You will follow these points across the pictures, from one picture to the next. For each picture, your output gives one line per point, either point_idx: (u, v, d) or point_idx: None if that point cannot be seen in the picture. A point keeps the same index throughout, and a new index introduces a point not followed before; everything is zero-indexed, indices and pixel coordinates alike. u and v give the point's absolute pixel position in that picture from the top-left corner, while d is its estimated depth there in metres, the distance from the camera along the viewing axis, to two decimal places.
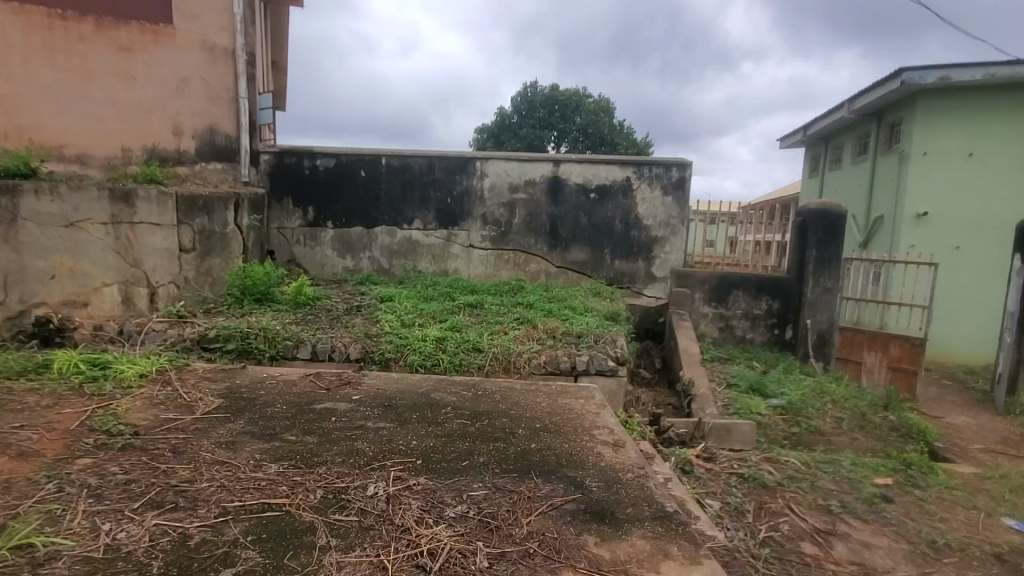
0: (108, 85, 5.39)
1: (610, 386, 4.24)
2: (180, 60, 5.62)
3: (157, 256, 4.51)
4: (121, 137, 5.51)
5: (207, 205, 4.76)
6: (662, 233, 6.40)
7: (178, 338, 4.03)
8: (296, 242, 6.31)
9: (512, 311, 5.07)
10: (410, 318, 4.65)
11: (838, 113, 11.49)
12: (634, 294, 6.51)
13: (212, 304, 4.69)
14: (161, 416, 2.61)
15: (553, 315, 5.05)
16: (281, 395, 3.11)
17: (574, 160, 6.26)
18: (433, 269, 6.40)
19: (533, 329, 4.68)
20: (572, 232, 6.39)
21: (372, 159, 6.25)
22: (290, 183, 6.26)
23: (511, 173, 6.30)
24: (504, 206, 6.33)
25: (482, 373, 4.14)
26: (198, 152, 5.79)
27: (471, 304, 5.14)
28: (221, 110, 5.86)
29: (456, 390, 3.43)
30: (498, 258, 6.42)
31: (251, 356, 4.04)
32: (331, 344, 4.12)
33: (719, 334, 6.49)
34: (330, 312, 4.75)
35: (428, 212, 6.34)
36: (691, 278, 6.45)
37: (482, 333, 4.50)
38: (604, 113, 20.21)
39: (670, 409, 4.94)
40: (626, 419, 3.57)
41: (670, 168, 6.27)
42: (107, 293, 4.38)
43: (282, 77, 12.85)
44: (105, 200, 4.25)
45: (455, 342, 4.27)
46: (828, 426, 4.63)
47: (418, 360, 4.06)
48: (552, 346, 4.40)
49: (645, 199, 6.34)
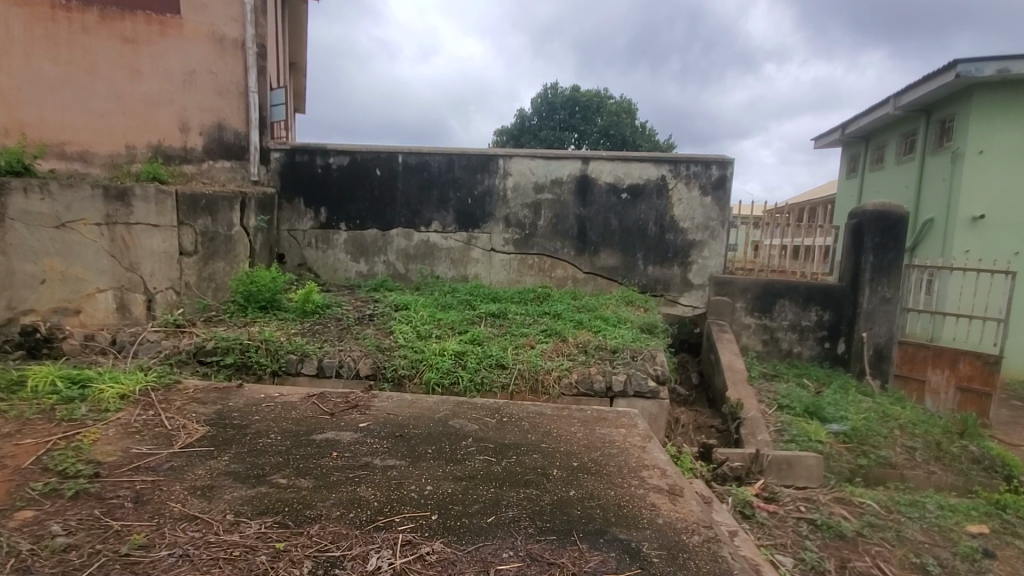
0: (112, 79, 5.09)
1: (651, 411, 3.75)
2: (187, 52, 5.30)
3: (155, 259, 4.16)
4: (125, 134, 5.20)
5: (210, 205, 4.40)
6: (700, 236, 5.89)
7: (173, 350, 3.67)
8: (307, 245, 5.95)
9: (538, 322, 4.61)
10: (426, 329, 4.22)
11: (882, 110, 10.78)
12: (668, 302, 6.01)
13: (214, 313, 4.34)
14: (132, 451, 2.20)
15: (584, 327, 4.58)
16: (278, 421, 2.69)
17: (604, 158, 5.79)
18: (452, 275, 5.99)
19: (562, 342, 4.22)
20: (602, 235, 5.92)
21: (388, 157, 5.86)
22: (302, 182, 5.90)
23: (536, 171, 5.85)
24: (529, 207, 5.89)
25: (506, 393, 3.69)
26: (206, 149, 5.47)
27: (493, 314, 4.69)
28: (230, 105, 5.54)
29: (478, 417, 2.98)
30: (522, 263, 5.98)
31: (251, 372, 3.65)
32: (338, 358, 3.72)
33: (762, 347, 5.94)
34: (340, 322, 4.36)
35: (446, 214, 5.93)
36: (732, 286, 5.87)
37: (506, 347, 4.05)
38: (626, 114, 19.68)
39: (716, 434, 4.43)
40: (678, 457, 3.17)
41: (710, 166, 5.77)
42: (101, 300, 4.04)
43: (299, 78, 12.67)
44: (99, 198, 3.92)
45: (476, 358, 3.83)
46: (900, 459, 4.13)
47: (434, 378, 3.63)
48: (584, 363, 3.94)
49: (682, 199, 5.83)
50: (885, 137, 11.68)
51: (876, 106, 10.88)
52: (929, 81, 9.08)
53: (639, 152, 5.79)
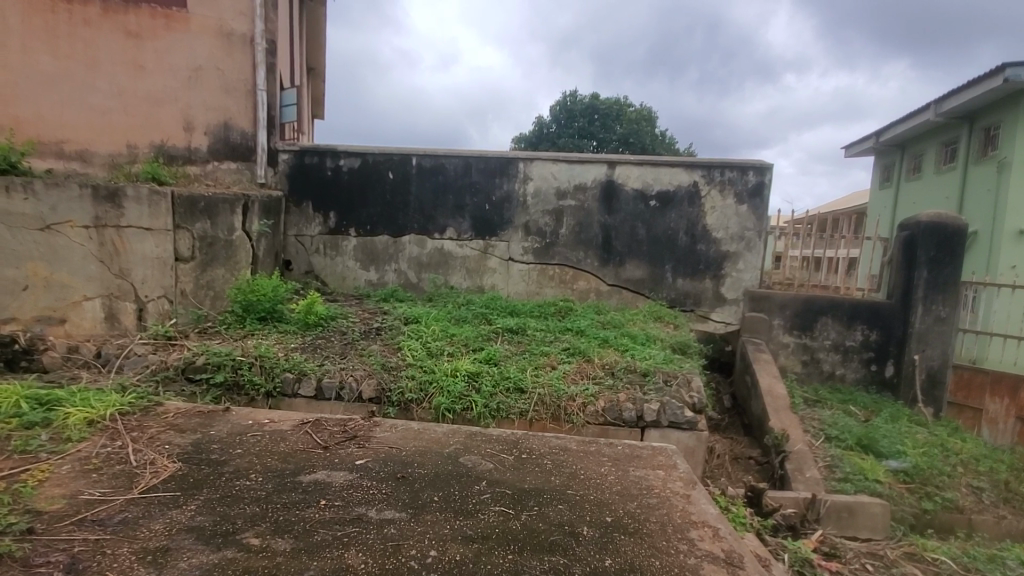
0: (114, 75, 4.86)
1: (688, 445, 3.32)
2: (193, 48, 5.03)
3: (147, 266, 3.87)
4: (126, 132, 4.95)
5: (210, 208, 4.09)
6: (735, 247, 5.45)
7: (160, 366, 3.35)
8: (314, 252, 5.64)
9: (559, 340, 4.21)
10: (438, 346, 3.85)
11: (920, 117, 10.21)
12: (699, 318, 5.56)
13: (210, 324, 4.01)
14: (81, 496, 1.85)
15: (610, 346, 4.16)
16: (261, 458, 2.33)
17: (631, 162, 5.39)
18: (468, 286, 5.62)
19: (586, 363, 3.81)
20: (628, 244, 5.51)
21: (401, 160, 5.53)
22: (310, 185, 5.57)
23: (559, 176, 5.47)
24: (550, 214, 5.51)
25: (524, 421, 3.31)
26: (210, 149, 5.19)
27: (510, 329, 4.30)
28: (236, 104, 5.22)
29: (492, 454, 2.58)
30: (541, 274, 5.59)
31: (243, 393, 3.31)
32: (339, 379, 3.36)
33: (802, 369, 5.43)
34: (344, 336, 4.00)
35: (462, 220, 5.57)
36: (769, 301, 5.39)
37: (525, 368, 3.66)
38: (646, 122, 19.25)
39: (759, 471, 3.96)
40: (727, 508, 2.68)
41: (747, 171, 5.34)
42: (88, 309, 3.75)
43: (317, 83, 12.53)
44: (87, 199, 3.63)
45: (491, 380, 3.44)
46: (968, 502, 3.65)
47: (445, 403, 3.25)
48: (612, 388, 3.51)
49: (715, 207, 5.41)
50: (924, 146, 11.07)
51: (914, 112, 10.31)
52: (973, 85, 8.54)
53: (669, 156, 5.39)
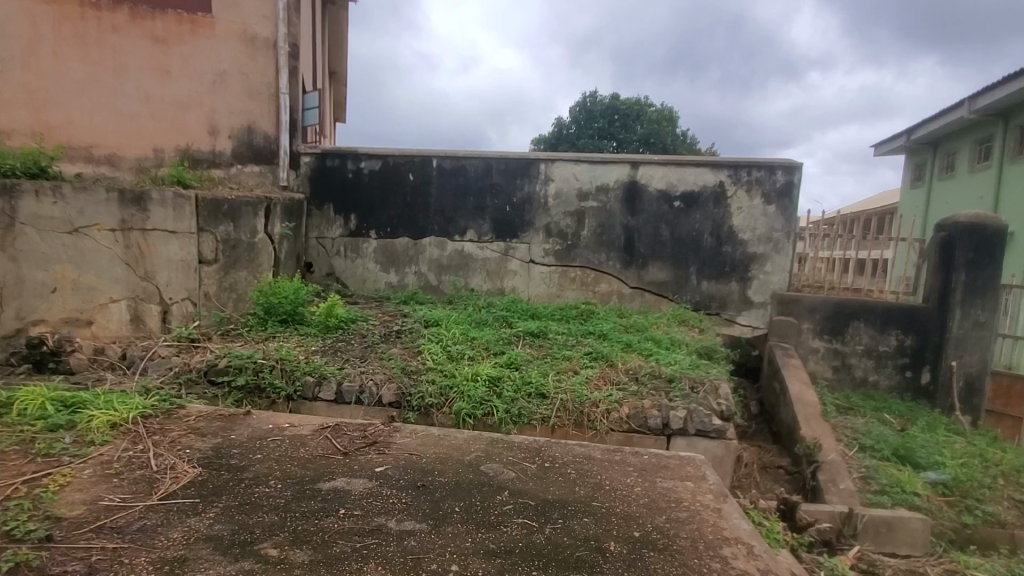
0: (141, 80, 4.93)
1: (715, 454, 3.20)
2: (218, 52, 5.07)
3: (172, 268, 3.89)
4: (152, 136, 5.02)
5: (233, 211, 4.11)
6: (762, 249, 5.29)
7: (183, 368, 3.37)
8: (335, 254, 5.64)
9: (581, 344, 4.12)
10: (457, 349, 3.80)
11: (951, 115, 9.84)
12: (725, 322, 5.41)
13: (232, 326, 4.03)
14: (101, 502, 1.84)
15: (633, 351, 4.05)
16: (280, 464, 2.29)
17: (655, 162, 5.28)
18: (488, 288, 5.57)
19: (610, 368, 3.71)
20: (651, 246, 5.39)
21: (422, 161, 5.50)
22: (331, 188, 5.58)
23: (581, 177, 5.38)
24: (572, 215, 5.43)
25: (546, 428, 3.23)
26: (234, 153, 5.24)
27: (532, 333, 4.23)
28: (260, 107, 5.24)
29: (513, 463, 2.51)
30: (563, 276, 5.50)
31: (264, 396, 3.30)
32: (359, 383, 3.33)
33: (833, 375, 5.23)
34: (365, 339, 3.98)
35: (483, 222, 5.52)
36: (798, 305, 5.21)
37: (547, 372, 3.58)
38: (666, 122, 19.00)
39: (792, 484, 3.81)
40: (763, 525, 2.52)
41: (775, 171, 5.19)
42: (114, 311, 3.80)
43: (339, 87, 12.66)
44: (114, 202, 3.68)
45: (513, 385, 3.38)
46: (1013, 517, 3.46)
47: (465, 408, 3.20)
48: (636, 395, 3.41)
49: (742, 208, 5.26)
50: (957, 144, 10.67)
51: (945, 111, 9.95)
52: (1006, 83, 8.20)
53: (694, 156, 5.27)
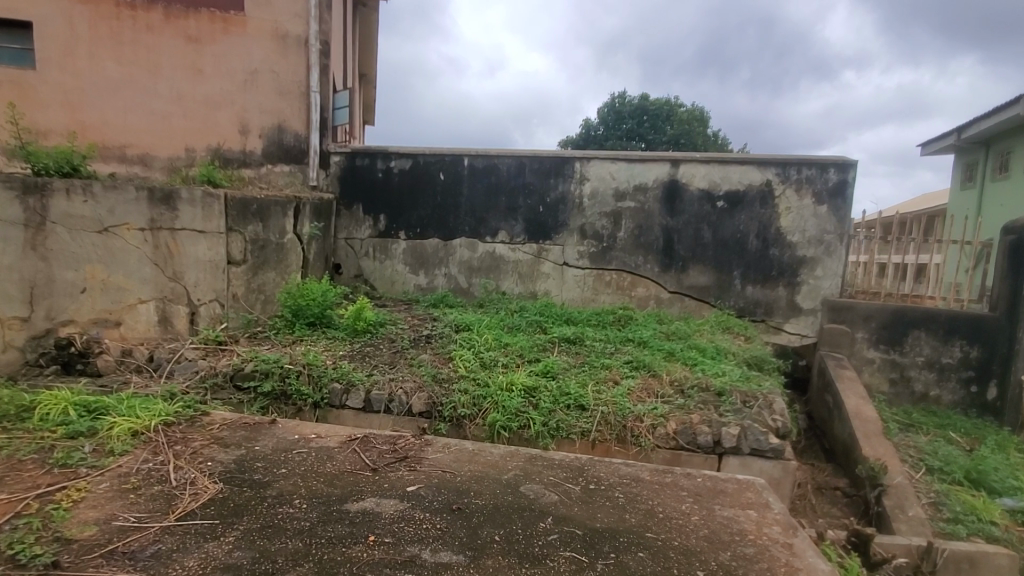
0: (174, 79, 4.91)
1: (772, 475, 2.93)
2: (249, 51, 5.02)
3: (200, 269, 3.80)
4: (183, 136, 4.99)
5: (262, 211, 4.02)
6: (813, 252, 4.96)
7: (209, 372, 3.27)
8: (364, 256, 5.53)
9: (620, 351, 3.89)
10: (490, 356, 3.62)
11: (1005, 113, 9.22)
12: (771, 329, 5.08)
13: (260, 329, 3.93)
14: (116, 523, 1.73)
15: (676, 360, 3.80)
16: (305, 481, 2.13)
17: (697, 160, 5.01)
18: (520, 291, 5.38)
19: (653, 379, 3.47)
20: (692, 249, 5.12)
21: (453, 160, 5.34)
22: (361, 188, 5.46)
23: (617, 176, 5.14)
24: (607, 216, 5.19)
25: (586, 443, 3.02)
26: (264, 152, 5.17)
27: (567, 339, 4.02)
28: (290, 106, 5.16)
29: (555, 484, 2.30)
30: (598, 279, 5.27)
31: (290, 403, 3.17)
32: (388, 391, 3.17)
33: (890, 388, 4.86)
34: (393, 344, 3.83)
35: (515, 223, 5.33)
36: (852, 312, 4.86)
37: (585, 383, 3.37)
38: (697, 123, 18.55)
39: (857, 509, 3.46)
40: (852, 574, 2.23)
41: (827, 169, 4.86)
42: (143, 312, 3.73)
43: (368, 90, 12.69)
44: (143, 201, 3.61)
45: (550, 396, 3.18)
46: None
47: (500, 420, 3.01)
48: (683, 409, 3.16)
49: (791, 208, 4.95)
50: (1010, 143, 10.04)
51: (994, 112, 9.40)
52: None
53: (739, 154, 4.98)
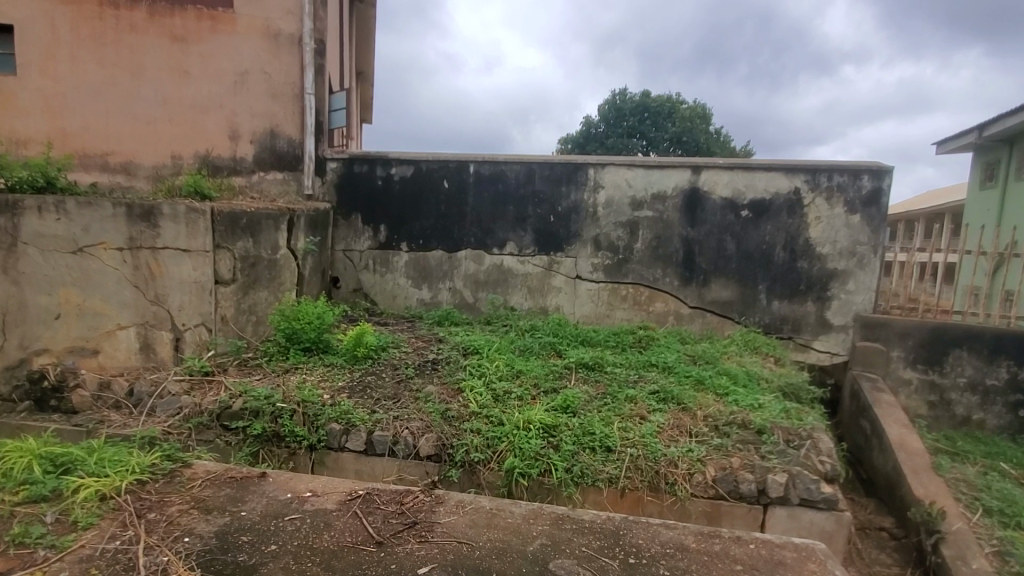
0: (159, 82, 4.56)
1: (823, 527, 2.68)
2: (239, 50, 4.67)
3: (184, 290, 3.44)
4: (170, 142, 4.65)
5: (252, 225, 3.67)
6: (844, 265, 4.67)
7: (194, 410, 2.94)
8: (363, 268, 5.20)
9: (644, 379, 3.57)
10: (502, 387, 3.30)
11: None
12: (798, 347, 4.83)
13: (250, 356, 3.58)
14: None
15: (705, 390, 3.49)
16: (297, 563, 1.81)
17: (720, 166, 4.69)
18: (529, 307, 5.06)
19: (683, 414, 3.17)
20: (714, 261, 4.80)
21: (457, 167, 5.00)
22: (360, 196, 5.13)
23: (634, 183, 4.81)
24: (624, 226, 4.87)
25: (614, 492, 2.71)
26: (257, 159, 4.83)
27: (585, 365, 3.70)
28: (284, 110, 4.82)
29: (590, 558, 1.97)
30: (613, 294, 4.95)
31: (283, 445, 2.84)
32: (392, 432, 2.85)
33: (929, 411, 4.61)
34: (397, 372, 3.50)
35: (524, 233, 5.00)
36: (886, 329, 4.60)
37: (608, 419, 3.05)
38: (700, 120, 18.21)
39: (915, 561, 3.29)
40: None
41: (860, 176, 4.55)
42: (122, 339, 3.38)
43: (364, 88, 12.32)
44: (121, 218, 3.27)
45: (572, 436, 2.87)
46: None
47: (519, 466, 2.69)
48: (721, 451, 2.86)
49: (820, 218, 4.64)
50: None
51: (1015, 109, 9.04)
52: None
53: (766, 159, 4.65)
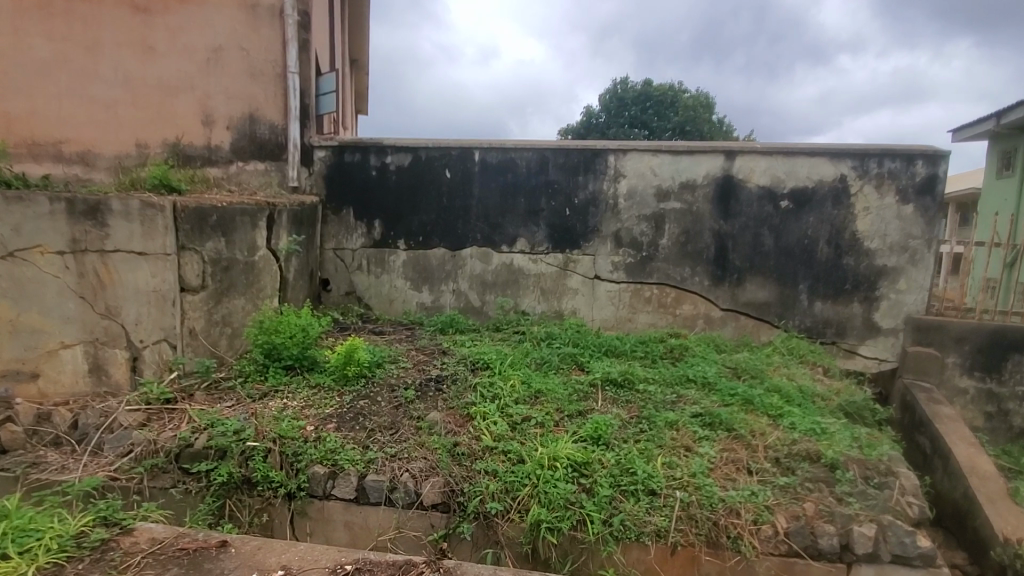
0: (120, 59, 4.00)
1: None
2: (211, 23, 4.11)
3: (140, 301, 2.91)
4: (134, 129, 4.10)
5: (224, 222, 3.12)
6: (895, 261, 4.15)
7: (149, 450, 2.43)
8: (357, 269, 4.66)
9: (683, 400, 3.04)
10: (520, 413, 2.77)
11: None
12: (844, 354, 4.32)
13: (223, 378, 3.04)
14: None
15: (755, 411, 2.97)
16: None
17: (758, 150, 4.15)
18: (542, 310, 4.54)
19: (737, 444, 2.65)
20: (749, 257, 4.28)
21: (461, 154, 4.46)
22: (352, 188, 4.59)
23: (660, 171, 4.28)
24: (648, 220, 4.34)
25: (663, 549, 2.19)
26: (234, 147, 4.29)
27: (614, 382, 3.18)
28: (264, 91, 4.29)
29: None
30: (635, 295, 4.43)
31: (257, 494, 2.33)
32: (389, 476, 2.34)
33: (986, 424, 4.07)
34: (394, 394, 2.97)
35: (536, 229, 4.47)
36: (941, 333, 4.07)
37: (650, 452, 2.53)
38: (703, 109, 17.59)
39: None
40: None
41: (914, 161, 4.02)
42: (67, 360, 2.86)
43: (358, 78, 11.72)
44: (61, 216, 2.74)
45: (609, 477, 2.35)
46: None
47: (545, 518, 2.18)
48: (789, 493, 2.36)
49: (870, 209, 4.12)
50: None
51: None
52: None
53: (808, 143, 4.13)
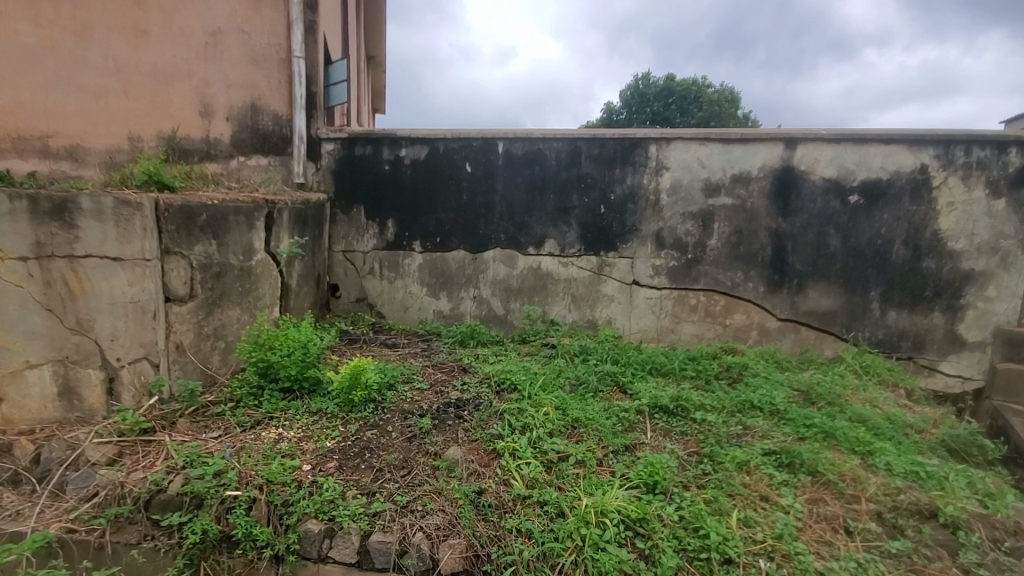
0: (111, 45, 3.58)
1: None
2: (210, 3, 3.73)
3: (117, 313, 2.53)
4: (128, 121, 3.70)
5: (215, 222, 2.72)
6: (984, 265, 3.57)
7: (115, 495, 2.03)
8: (368, 273, 4.24)
9: (751, 433, 2.53)
10: (557, 450, 2.30)
11: None
12: (922, 371, 3.75)
13: (211, 402, 2.63)
14: None
15: (839, 449, 2.45)
16: None
17: (822, 137, 3.62)
18: (573, 320, 4.08)
19: (824, 493, 2.16)
20: (811, 260, 3.76)
21: (483, 146, 4.01)
22: (363, 184, 4.17)
23: (708, 162, 3.77)
24: (694, 218, 3.84)
25: None
26: (235, 140, 3.92)
27: (666, 409, 2.69)
28: (268, 79, 3.92)
29: None
30: (679, 303, 3.94)
31: (240, 554, 1.92)
32: (399, 535, 1.92)
33: None
34: (406, 421, 2.52)
35: (565, 229, 4.01)
36: None
37: (719, 504, 2.04)
38: (729, 105, 16.87)
39: None
40: None
41: (1009, 147, 3.44)
42: (33, 382, 2.47)
43: (373, 76, 11.33)
44: (23, 216, 2.35)
45: (671, 539, 1.88)
46: None
47: None
48: (903, 564, 1.88)
49: (954, 204, 3.55)
50: None
51: None
52: None
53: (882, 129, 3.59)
